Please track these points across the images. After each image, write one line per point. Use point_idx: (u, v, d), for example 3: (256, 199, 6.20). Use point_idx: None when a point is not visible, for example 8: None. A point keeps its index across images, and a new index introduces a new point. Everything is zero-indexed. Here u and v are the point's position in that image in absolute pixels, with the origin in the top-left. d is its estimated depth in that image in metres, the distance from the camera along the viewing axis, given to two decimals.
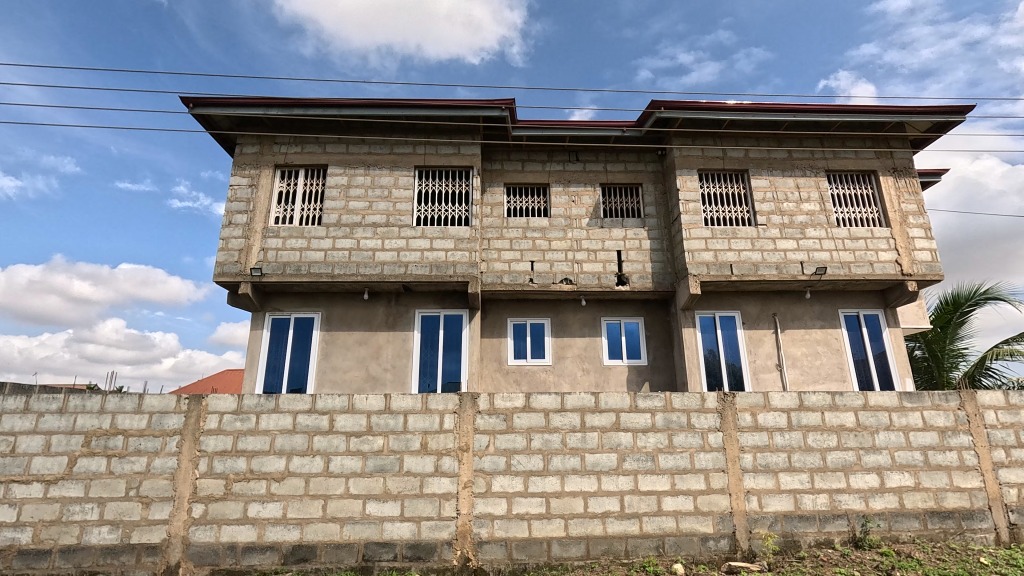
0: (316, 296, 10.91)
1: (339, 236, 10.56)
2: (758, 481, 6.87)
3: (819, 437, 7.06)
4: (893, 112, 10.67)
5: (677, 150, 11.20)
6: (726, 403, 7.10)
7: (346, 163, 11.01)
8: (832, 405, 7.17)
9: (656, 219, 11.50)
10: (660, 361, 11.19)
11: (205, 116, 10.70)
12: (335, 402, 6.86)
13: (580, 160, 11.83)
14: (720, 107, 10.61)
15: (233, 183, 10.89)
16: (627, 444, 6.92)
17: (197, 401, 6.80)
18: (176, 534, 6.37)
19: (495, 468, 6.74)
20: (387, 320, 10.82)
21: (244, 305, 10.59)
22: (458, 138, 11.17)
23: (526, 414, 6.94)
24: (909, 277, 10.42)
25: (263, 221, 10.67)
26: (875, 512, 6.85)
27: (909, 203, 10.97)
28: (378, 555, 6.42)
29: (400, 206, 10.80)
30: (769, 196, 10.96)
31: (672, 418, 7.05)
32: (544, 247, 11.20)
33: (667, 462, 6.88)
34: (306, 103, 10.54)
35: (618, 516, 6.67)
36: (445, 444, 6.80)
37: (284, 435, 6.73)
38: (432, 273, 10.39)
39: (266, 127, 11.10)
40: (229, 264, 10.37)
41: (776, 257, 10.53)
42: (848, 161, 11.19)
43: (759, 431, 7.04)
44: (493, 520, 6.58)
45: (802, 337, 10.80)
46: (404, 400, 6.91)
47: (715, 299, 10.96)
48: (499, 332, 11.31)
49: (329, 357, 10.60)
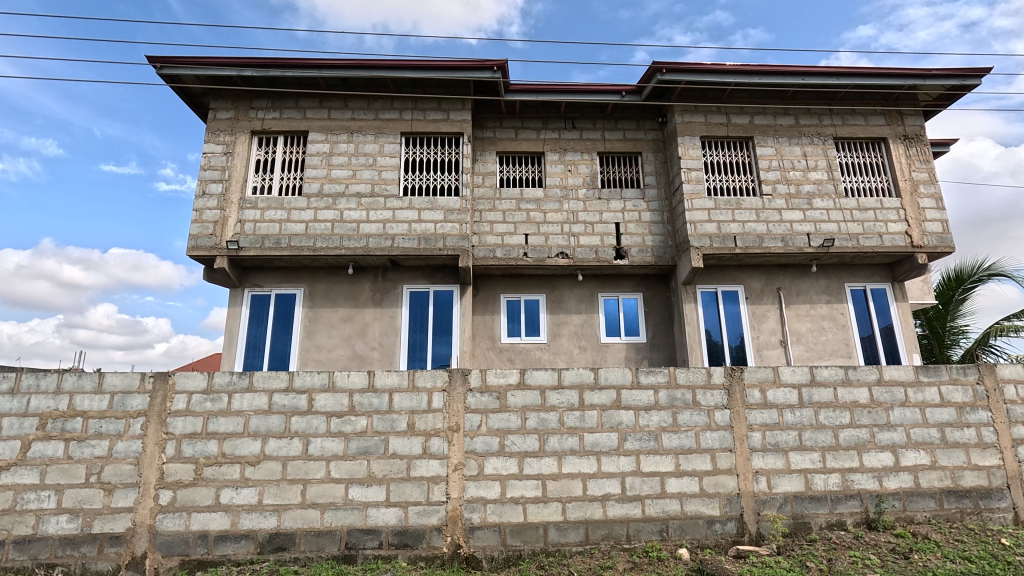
0: (298, 271, 10.31)
1: (320, 207, 9.93)
2: (767, 461, 6.47)
3: (832, 414, 6.65)
4: (906, 75, 10.11)
5: (679, 115, 10.60)
6: (734, 378, 6.68)
7: (327, 129, 10.33)
8: (845, 379, 6.76)
9: (656, 189, 10.96)
10: (660, 338, 10.76)
11: (174, 78, 9.97)
12: (315, 380, 6.34)
13: (576, 128, 11.20)
14: (724, 70, 10.04)
15: (206, 150, 10.20)
16: (629, 423, 6.48)
17: (163, 379, 6.25)
18: (142, 522, 5.88)
19: (488, 449, 6.29)
20: (373, 296, 10.26)
21: (221, 281, 9.98)
22: (447, 103, 10.52)
23: (521, 391, 6.47)
24: (920, 248, 9.99)
25: (239, 191, 10.01)
26: (889, 492, 6.47)
27: (920, 171, 10.49)
28: (362, 543, 5.97)
29: (386, 175, 10.16)
30: (775, 164, 10.43)
31: (676, 395, 6.61)
32: (539, 219, 10.65)
33: (671, 442, 6.45)
34: (284, 64, 9.85)
35: (619, 499, 6.25)
36: (434, 424, 6.32)
37: (258, 416, 6.22)
38: (421, 246, 9.82)
39: (241, 90, 10.38)
40: (203, 237, 9.72)
41: (782, 228, 10.06)
42: (858, 128, 10.66)
43: (768, 408, 6.62)
44: (485, 504, 6.15)
45: (807, 312, 10.38)
46: (390, 377, 6.41)
47: (717, 273, 10.48)
48: (491, 309, 10.79)
49: (312, 335, 10.06)
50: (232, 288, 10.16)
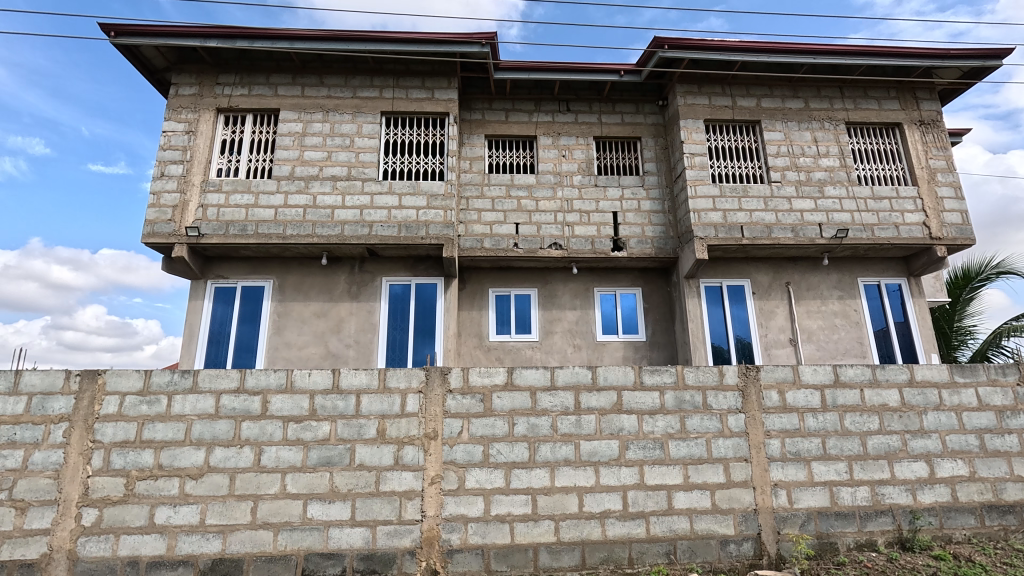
0: (267, 262, 9.44)
1: (291, 191, 9.08)
2: (787, 472, 5.70)
3: (858, 419, 5.90)
4: (923, 56, 9.46)
5: (681, 98, 9.88)
6: (748, 378, 5.92)
7: (300, 107, 9.48)
8: (872, 380, 6.03)
9: (656, 176, 10.21)
10: (660, 336, 10.00)
11: (132, 49, 9.10)
12: (271, 379, 5.51)
13: (571, 111, 10.44)
14: (731, 47, 9.32)
15: (167, 128, 9.31)
16: (631, 429, 5.68)
17: (91, 379, 5.38)
18: (60, 547, 4.99)
19: (470, 459, 5.47)
20: (349, 290, 9.41)
21: (181, 272, 9.08)
22: (432, 81, 9.71)
23: (508, 393, 5.66)
24: (938, 241, 9.32)
25: (202, 173, 9.13)
26: (924, 507, 5.72)
27: (937, 159, 9.82)
28: (322, 570, 5.11)
29: (364, 158, 9.33)
30: (784, 149, 9.72)
31: (684, 398, 5.83)
32: (530, 208, 9.87)
33: (679, 451, 5.66)
34: (252, 34, 9.02)
35: (620, 516, 5.45)
36: (408, 431, 5.49)
37: (203, 421, 5.36)
38: (401, 234, 8.99)
39: (207, 64, 9.53)
40: (160, 223, 8.82)
41: (792, 218, 9.35)
42: (872, 113, 9.98)
43: (788, 412, 5.86)
44: (467, 523, 5.32)
45: (818, 309, 9.66)
46: (357, 377, 5.58)
47: (721, 267, 9.74)
48: (478, 304, 9.97)
49: (282, 332, 9.18)
50: (194, 280, 9.27)
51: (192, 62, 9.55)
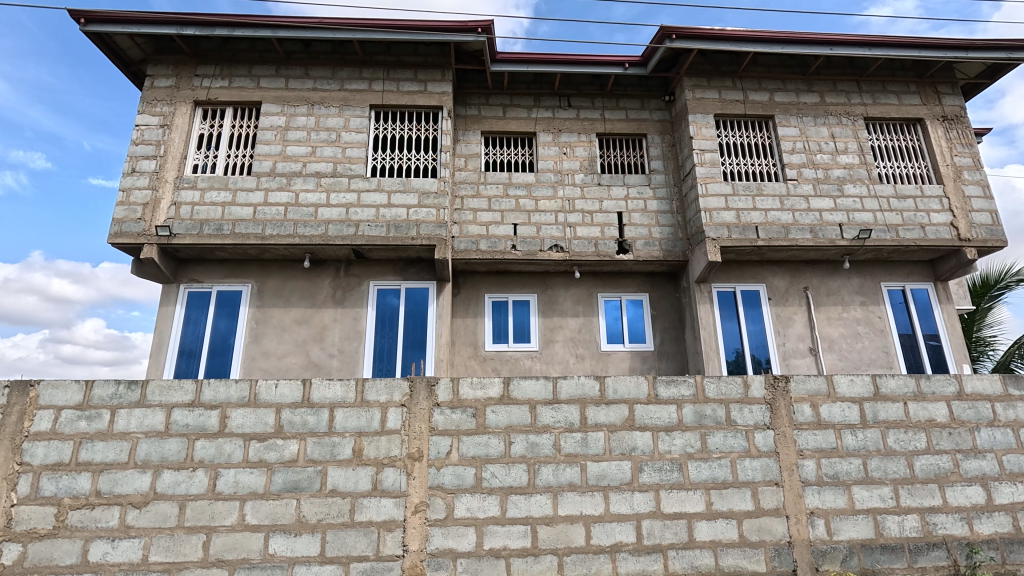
0: (246, 265, 8.78)
1: (272, 188, 8.43)
2: (825, 499, 4.96)
3: (903, 437, 5.19)
4: (946, 47, 8.92)
5: (690, 91, 9.30)
6: (777, 391, 5.21)
7: (284, 100, 8.89)
8: (916, 392, 5.32)
9: (663, 175, 9.58)
10: (669, 345, 9.29)
11: (104, 38, 8.53)
12: (231, 392, 4.79)
13: (572, 107, 9.87)
14: (743, 37, 8.77)
15: (140, 122, 8.69)
16: (645, 449, 4.96)
17: (22, 390, 4.67)
18: None
19: (459, 484, 4.73)
20: (333, 295, 8.72)
21: (152, 276, 8.39)
22: (425, 73, 9.14)
23: (504, 407, 4.95)
24: (968, 242, 8.68)
25: (176, 169, 8.49)
26: (983, 539, 4.97)
27: (963, 156, 9.23)
28: None
29: (351, 153, 8.71)
30: (800, 145, 9.12)
31: (705, 412, 5.11)
32: (529, 207, 9.23)
33: (700, 474, 4.93)
34: (232, 22, 8.46)
35: (634, 550, 4.70)
36: (388, 451, 4.76)
37: (150, 439, 4.64)
38: (390, 234, 8.33)
39: (185, 55, 8.96)
40: (129, 222, 8.16)
41: (810, 218, 8.70)
42: (891, 108, 9.41)
43: (824, 429, 5.15)
44: (455, 560, 4.56)
45: (838, 316, 8.98)
46: (331, 389, 4.87)
47: (734, 271, 9.08)
48: (473, 311, 9.28)
49: (260, 340, 8.47)
50: (166, 284, 8.57)
51: (170, 53, 8.99)
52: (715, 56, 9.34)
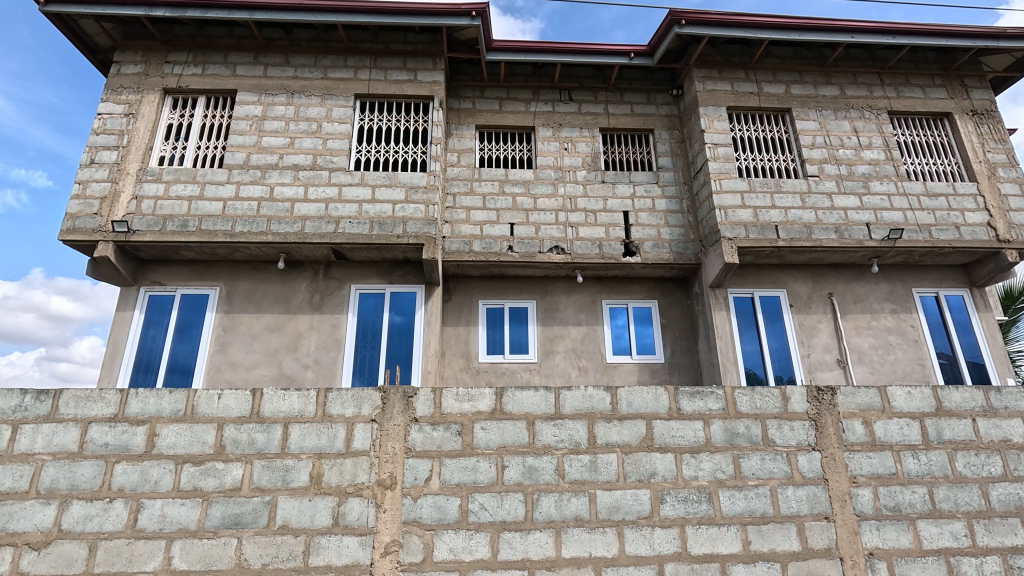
0: (215, 266, 7.99)
1: (244, 182, 7.68)
2: (886, 537, 4.08)
3: (975, 461, 4.32)
4: (976, 35, 8.30)
5: (700, 82, 8.63)
6: (822, 405, 4.36)
7: (261, 88, 8.20)
8: (986, 407, 4.47)
9: (672, 172, 8.87)
10: (681, 357, 8.44)
11: (66, 21, 7.86)
12: (163, 404, 3.93)
13: (573, 100, 9.20)
14: (758, 23, 8.12)
15: (103, 110, 7.97)
16: (667, 474, 4.09)
17: None
18: None
19: (440, 518, 3.84)
20: (311, 300, 7.90)
21: (108, 277, 7.56)
22: (415, 62, 8.47)
23: (496, 424, 4.09)
24: (1007, 244, 7.92)
25: (139, 161, 7.74)
26: None
27: (995, 152, 8.54)
28: None
29: (332, 145, 7.98)
30: (820, 140, 8.43)
31: (737, 430, 4.25)
32: (527, 206, 8.48)
33: (734, 506, 4.05)
34: (206, 4, 7.80)
35: None
36: (354, 478, 3.89)
37: (58, 462, 3.76)
38: (374, 232, 7.55)
39: (156, 41, 8.29)
40: (83, 218, 7.36)
41: (835, 217, 7.96)
42: (916, 102, 8.76)
43: (881, 451, 4.28)
44: None
45: (867, 325, 8.18)
46: (286, 401, 4.01)
47: (752, 275, 8.29)
48: (466, 319, 8.45)
49: (227, 349, 7.60)
50: (124, 287, 7.74)
51: (139, 38, 8.31)
52: (727, 47, 8.73)
